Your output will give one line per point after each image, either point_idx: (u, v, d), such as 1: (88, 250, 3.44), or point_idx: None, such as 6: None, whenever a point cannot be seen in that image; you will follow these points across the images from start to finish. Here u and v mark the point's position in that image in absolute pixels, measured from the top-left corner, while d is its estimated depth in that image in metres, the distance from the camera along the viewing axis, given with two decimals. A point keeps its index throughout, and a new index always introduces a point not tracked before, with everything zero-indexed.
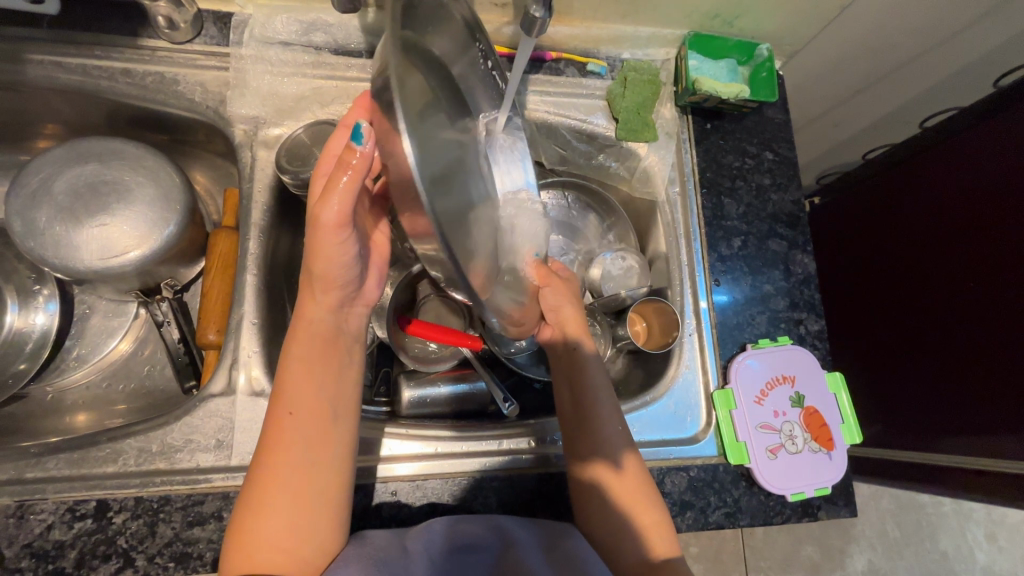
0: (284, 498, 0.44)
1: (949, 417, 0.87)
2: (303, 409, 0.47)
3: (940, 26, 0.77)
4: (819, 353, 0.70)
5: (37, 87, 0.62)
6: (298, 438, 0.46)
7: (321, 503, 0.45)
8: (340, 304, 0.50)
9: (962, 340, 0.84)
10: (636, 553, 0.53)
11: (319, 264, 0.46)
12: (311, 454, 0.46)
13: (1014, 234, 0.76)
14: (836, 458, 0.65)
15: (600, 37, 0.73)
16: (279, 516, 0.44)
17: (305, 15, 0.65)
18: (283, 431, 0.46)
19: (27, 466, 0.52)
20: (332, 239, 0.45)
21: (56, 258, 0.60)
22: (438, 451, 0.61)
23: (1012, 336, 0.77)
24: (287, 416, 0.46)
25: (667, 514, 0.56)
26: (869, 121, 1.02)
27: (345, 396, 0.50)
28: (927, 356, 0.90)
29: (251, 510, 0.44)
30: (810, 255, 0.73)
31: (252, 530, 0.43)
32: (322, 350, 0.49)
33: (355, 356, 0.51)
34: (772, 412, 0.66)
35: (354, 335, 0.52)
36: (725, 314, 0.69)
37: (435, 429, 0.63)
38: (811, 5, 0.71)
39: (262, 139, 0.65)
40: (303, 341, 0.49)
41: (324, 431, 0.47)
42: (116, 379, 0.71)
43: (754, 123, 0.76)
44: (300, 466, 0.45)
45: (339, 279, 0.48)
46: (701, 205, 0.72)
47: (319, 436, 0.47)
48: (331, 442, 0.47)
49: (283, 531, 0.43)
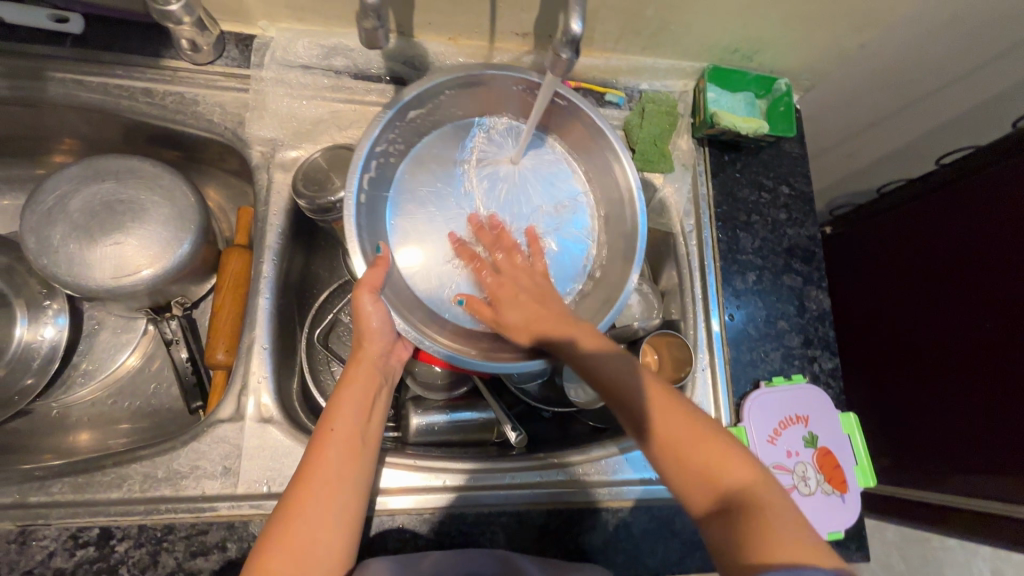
0: (311, 508, 0.46)
1: (959, 457, 0.85)
2: (341, 431, 0.50)
3: (958, 60, 0.77)
4: (833, 392, 0.69)
5: (58, 104, 0.62)
6: (337, 453, 0.49)
7: (341, 521, 0.47)
8: (382, 349, 0.57)
9: (973, 378, 0.83)
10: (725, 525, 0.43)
11: (363, 320, 0.55)
12: (341, 475, 0.48)
13: None
14: (850, 501, 0.64)
15: (619, 67, 0.73)
16: (304, 527, 0.45)
17: (326, 40, 0.66)
18: (325, 445, 0.49)
19: (31, 490, 0.51)
20: (371, 303, 0.54)
21: (69, 276, 0.60)
22: (448, 484, 0.60)
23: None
24: (329, 433, 0.50)
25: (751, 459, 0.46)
26: (884, 154, 1.02)
27: (376, 428, 0.53)
28: (937, 393, 0.89)
29: (279, 521, 0.45)
30: (825, 291, 0.72)
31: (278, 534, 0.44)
32: (363, 383, 0.54)
33: (386, 394, 0.56)
34: (785, 452, 0.65)
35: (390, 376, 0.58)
36: (739, 351, 0.69)
37: (436, 461, 0.61)
38: (831, 42, 0.71)
39: (279, 162, 0.65)
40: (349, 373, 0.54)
41: (355, 455, 0.50)
42: (122, 397, 0.70)
43: (770, 156, 0.75)
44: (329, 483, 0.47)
45: (381, 330, 0.55)
46: (716, 238, 0.72)
47: (350, 459, 0.49)
48: (360, 467, 0.50)
49: (305, 543, 0.44)
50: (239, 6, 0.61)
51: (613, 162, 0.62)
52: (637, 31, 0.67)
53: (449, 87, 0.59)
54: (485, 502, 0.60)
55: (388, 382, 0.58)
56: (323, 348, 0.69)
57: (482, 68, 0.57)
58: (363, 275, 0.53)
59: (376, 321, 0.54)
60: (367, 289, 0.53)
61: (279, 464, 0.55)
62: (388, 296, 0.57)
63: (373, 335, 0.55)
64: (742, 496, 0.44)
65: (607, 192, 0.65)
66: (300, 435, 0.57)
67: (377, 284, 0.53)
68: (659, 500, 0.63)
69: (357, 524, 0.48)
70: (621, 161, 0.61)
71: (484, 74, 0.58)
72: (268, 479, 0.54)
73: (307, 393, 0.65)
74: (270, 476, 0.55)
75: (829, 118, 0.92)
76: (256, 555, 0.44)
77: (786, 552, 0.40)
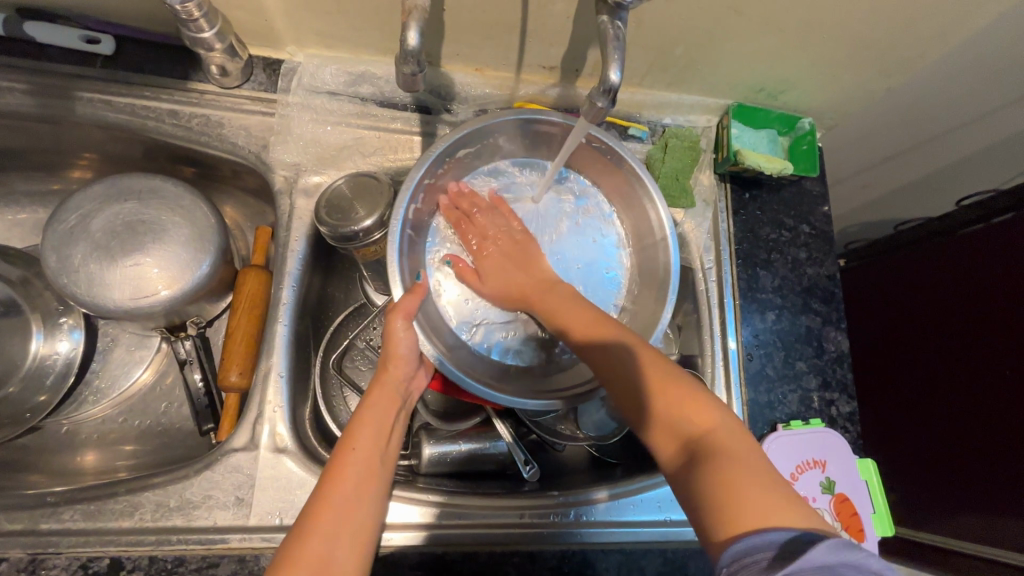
0: (326, 523, 0.44)
1: (969, 502, 0.82)
2: (362, 452, 0.49)
3: (980, 103, 0.77)
4: (850, 436, 0.68)
5: (84, 123, 0.62)
6: (356, 472, 0.48)
7: (355, 541, 0.45)
8: (405, 376, 0.56)
9: (977, 418, 0.82)
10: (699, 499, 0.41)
11: (389, 345, 0.55)
12: (357, 497, 0.47)
13: None
14: (866, 549, 0.63)
15: (643, 101, 0.74)
16: (321, 543, 0.43)
17: (353, 67, 0.66)
18: (344, 465, 0.48)
19: (42, 516, 0.50)
20: (400, 327, 0.54)
21: (89, 297, 0.60)
22: (440, 520, 0.59)
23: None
24: (349, 454, 0.49)
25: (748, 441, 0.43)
26: (898, 191, 1.02)
27: (392, 452, 0.52)
28: (938, 432, 0.87)
29: (296, 537, 0.43)
30: (844, 332, 0.72)
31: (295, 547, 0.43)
32: (382, 406, 0.53)
33: (402, 421, 0.55)
34: (802, 497, 0.64)
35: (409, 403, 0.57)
36: (757, 393, 0.68)
37: (428, 492, 0.60)
38: (855, 85, 0.71)
39: (302, 187, 0.64)
40: (369, 397, 0.54)
41: (372, 477, 0.49)
42: (132, 415, 0.70)
43: (791, 194, 0.75)
44: (347, 503, 0.46)
45: (406, 357, 0.55)
46: (736, 276, 0.71)
47: (368, 479, 0.48)
48: (377, 490, 0.49)
49: (321, 558, 0.42)
50: (269, 32, 0.61)
51: (648, 203, 0.64)
52: (664, 68, 0.68)
53: (498, 128, 0.62)
54: (474, 540, 0.59)
55: (406, 411, 0.57)
56: (337, 375, 0.67)
57: (531, 114, 0.60)
58: (399, 300, 0.54)
59: (405, 347, 0.55)
60: (400, 316, 0.54)
61: (291, 497, 0.54)
62: (422, 320, 0.60)
63: (400, 359, 0.55)
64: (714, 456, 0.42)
65: (640, 228, 0.68)
66: (314, 466, 0.56)
67: (411, 310, 0.54)
68: (671, 542, 0.63)
69: (371, 547, 0.46)
70: (660, 214, 0.63)
71: (534, 117, 0.61)
72: (281, 512, 0.54)
73: (319, 419, 0.64)
74: (282, 509, 0.54)
75: (848, 154, 0.92)
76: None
77: (758, 517, 0.38)
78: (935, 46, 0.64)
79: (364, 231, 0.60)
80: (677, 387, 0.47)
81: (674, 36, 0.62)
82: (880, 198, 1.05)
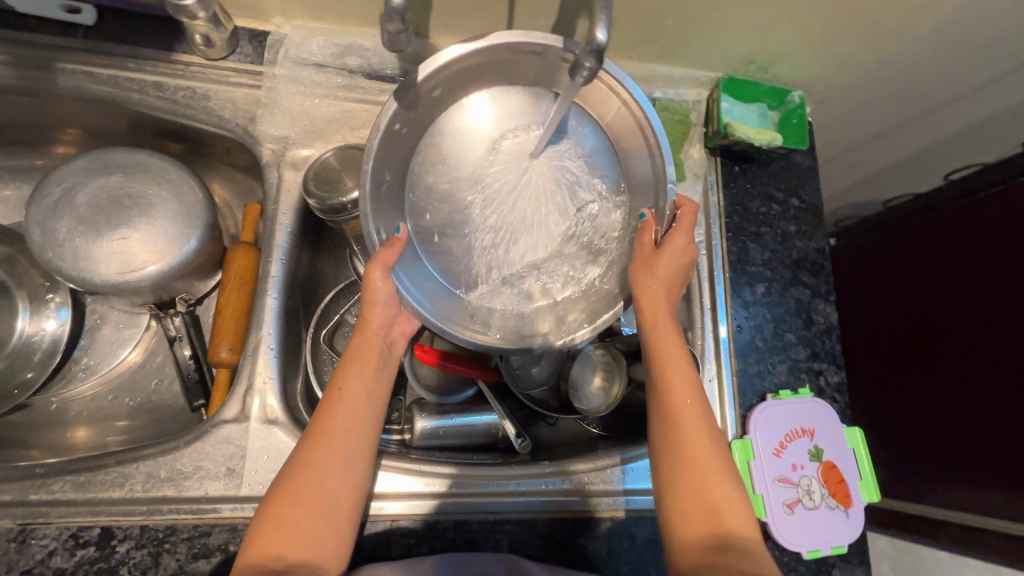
0: (323, 463, 0.48)
1: (956, 473, 0.83)
2: (350, 394, 0.51)
3: (971, 77, 0.77)
4: (838, 406, 0.69)
5: (66, 96, 0.61)
6: (345, 411, 0.51)
7: (349, 474, 0.49)
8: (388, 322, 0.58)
9: (964, 389, 0.83)
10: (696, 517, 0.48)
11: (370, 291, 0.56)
12: (350, 433, 0.50)
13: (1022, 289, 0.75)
14: (853, 517, 0.64)
15: (634, 75, 0.73)
16: (318, 480, 0.47)
17: (341, 38, 0.65)
18: (334, 403, 0.51)
19: (32, 487, 0.50)
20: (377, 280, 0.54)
21: (74, 270, 0.59)
22: (448, 490, 0.59)
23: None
24: (337, 393, 0.51)
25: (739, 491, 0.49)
26: (887, 169, 1.01)
27: (380, 390, 0.55)
28: (928, 404, 0.89)
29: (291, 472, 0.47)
30: (832, 305, 0.72)
31: (303, 489, 0.46)
32: (367, 351, 0.55)
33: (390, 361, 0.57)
34: (791, 466, 0.64)
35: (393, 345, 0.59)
36: (746, 362, 0.68)
37: (436, 466, 0.61)
38: (845, 57, 0.71)
39: (290, 160, 0.64)
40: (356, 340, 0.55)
41: (362, 415, 0.51)
42: (122, 392, 0.70)
43: (781, 168, 0.75)
44: (337, 442, 0.49)
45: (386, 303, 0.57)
46: (726, 250, 0.71)
47: (358, 416, 0.51)
48: (368, 428, 0.52)
49: (316, 494, 0.47)
50: (254, 2, 0.60)
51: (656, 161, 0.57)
52: (654, 40, 0.67)
53: (462, 63, 0.53)
54: (463, 508, 0.59)
55: (394, 353, 0.58)
56: (329, 350, 0.68)
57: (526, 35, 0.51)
58: (377, 252, 0.53)
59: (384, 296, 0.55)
60: (377, 268, 0.54)
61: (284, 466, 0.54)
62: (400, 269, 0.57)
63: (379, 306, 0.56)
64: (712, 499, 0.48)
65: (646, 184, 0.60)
66: None
67: (390, 261, 0.53)
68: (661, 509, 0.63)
69: (364, 480, 0.50)
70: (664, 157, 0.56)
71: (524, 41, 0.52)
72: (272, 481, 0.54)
73: (311, 394, 0.64)
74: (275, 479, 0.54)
75: (837, 131, 0.92)
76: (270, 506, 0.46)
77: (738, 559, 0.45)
78: (927, 15, 0.64)
79: (353, 203, 0.60)
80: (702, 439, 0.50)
81: (665, 6, 0.61)
82: (871, 177, 1.05)
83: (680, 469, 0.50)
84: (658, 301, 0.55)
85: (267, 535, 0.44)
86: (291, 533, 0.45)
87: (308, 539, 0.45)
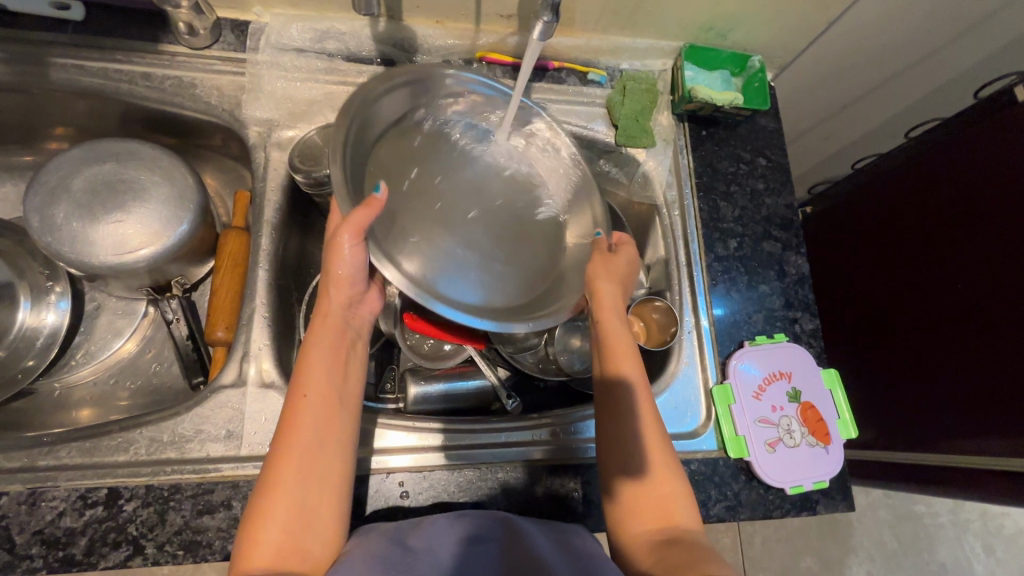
0: (296, 473, 0.47)
1: (941, 418, 0.86)
2: (315, 393, 0.50)
3: (920, 42, 0.79)
4: (814, 350, 0.72)
5: (58, 88, 0.64)
6: (312, 414, 0.49)
7: (326, 478, 0.48)
8: (351, 300, 0.55)
9: (940, 335, 0.86)
10: (648, 513, 0.51)
11: (334, 263, 0.52)
12: (321, 437, 0.49)
13: (985, 232, 0.79)
14: (834, 452, 0.67)
15: (600, 48, 0.77)
16: (292, 489, 0.46)
17: (319, 23, 0.68)
18: (299, 409, 0.49)
19: (40, 454, 0.53)
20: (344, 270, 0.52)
21: (72, 254, 0.62)
22: (443, 443, 0.63)
23: (1015, 339, 0.75)
24: (303, 398, 0.50)
25: (689, 486, 0.54)
26: (857, 136, 1.05)
27: (350, 385, 0.53)
28: (903, 354, 0.92)
29: (265, 486, 0.46)
30: (804, 256, 0.75)
31: (277, 504, 0.46)
32: (329, 344, 0.53)
33: (359, 349, 0.56)
34: (770, 407, 0.68)
35: (359, 330, 0.57)
36: (723, 313, 0.71)
37: (427, 421, 0.64)
38: (799, 22, 0.75)
39: (275, 141, 0.67)
40: (315, 332, 0.53)
41: (331, 411, 0.50)
42: (123, 377, 0.72)
43: (747, 131, 0.79)
44: (309, 448, 0.48)
45: (349, 276, 0.53)
46: (699, 209, 0.75)
47: (326, 421, 0.50)
48: (341, 430, 0.50)
49: (291, 508, 0.46)
50: None
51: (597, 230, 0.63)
52: (617, 12, 0.71)
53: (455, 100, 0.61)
54: (458, 459, 0.62)
55: (358, 336, 0.57)
56: None
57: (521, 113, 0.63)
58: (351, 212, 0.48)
59: (345, 268, 0.52)
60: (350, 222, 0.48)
61: None
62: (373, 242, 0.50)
63: (343, 282, 0.54)
64: (655, 495, 0.52)
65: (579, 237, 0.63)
66: None
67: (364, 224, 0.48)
68: None
69: (344, 486, 0.49)
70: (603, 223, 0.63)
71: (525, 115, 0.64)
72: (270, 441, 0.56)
73: None
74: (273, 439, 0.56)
75: (803, 101, 0.96)
76: (247, 521, 0.45)
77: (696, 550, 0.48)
78: None
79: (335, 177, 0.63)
80: (659, 449, 0.53)
81: None
82: (842, 147, 1.09)
83: (634, 491, 0.53)
84: (615, 304, 0.58)
85: (247, 553, 0.44)
86: (271, 547, 0.44)
87: (294, 554, 0.44)
